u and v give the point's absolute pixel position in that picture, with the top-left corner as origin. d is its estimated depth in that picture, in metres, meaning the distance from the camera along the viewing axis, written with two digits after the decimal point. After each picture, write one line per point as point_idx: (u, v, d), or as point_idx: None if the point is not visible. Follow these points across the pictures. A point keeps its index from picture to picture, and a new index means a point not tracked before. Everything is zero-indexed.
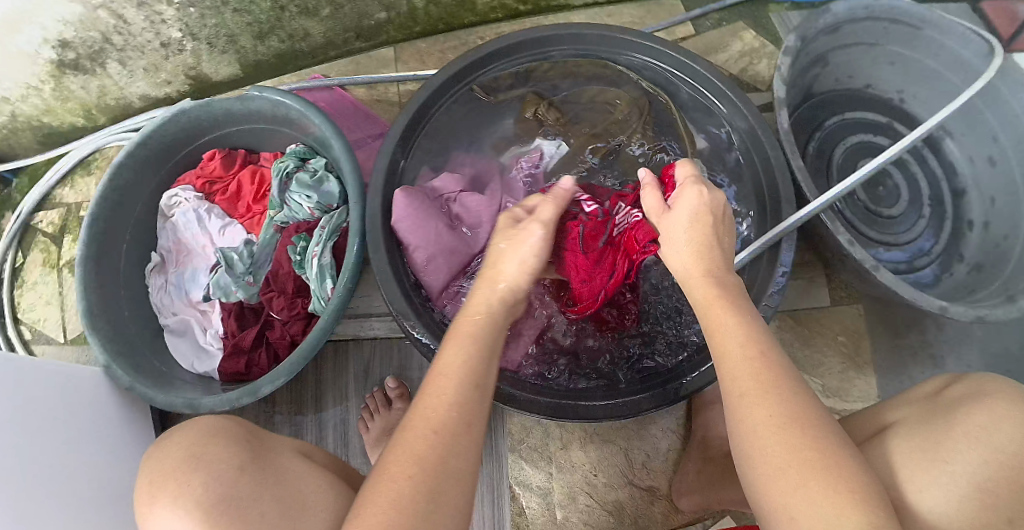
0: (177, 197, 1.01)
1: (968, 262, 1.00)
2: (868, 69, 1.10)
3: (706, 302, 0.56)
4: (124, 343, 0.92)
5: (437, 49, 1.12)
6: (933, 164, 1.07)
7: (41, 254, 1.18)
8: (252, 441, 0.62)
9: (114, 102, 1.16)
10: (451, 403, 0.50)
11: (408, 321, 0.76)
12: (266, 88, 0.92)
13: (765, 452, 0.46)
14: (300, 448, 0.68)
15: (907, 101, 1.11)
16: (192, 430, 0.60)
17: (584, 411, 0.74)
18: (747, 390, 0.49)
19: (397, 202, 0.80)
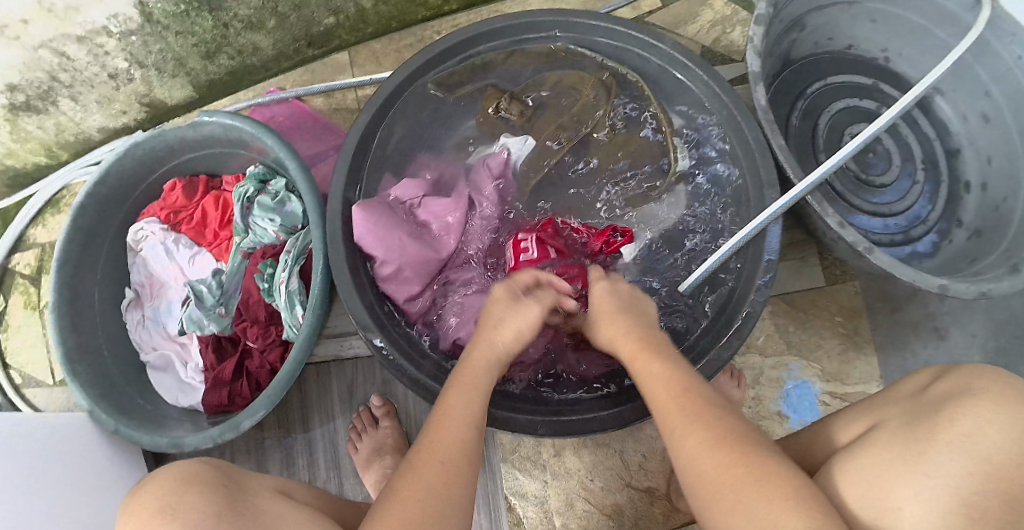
0: (143, 231, 0.99)
1: (968, 227, 0.98)
2: (850, 27, 1.05)
3: (632, 355, 0.61)
4: (106, 386, 0.92)
5: (393, 49, 1.07)
6: (926, 126, 1.04)
7: (21, 297, 1.17)
8: (231, 485, 0.57)
9: (74, 138, 1.13)
10: (459, 438, 0.58)
11: (376, 340, 0.73)
12: (216, 111, 0.87)
13: (703, 471, 0.48)
14: (280, 488, 0.65)
15: (893, 60, 1.07)
16: (167, 476, 0.54)
17: (564, 426, 0.74)
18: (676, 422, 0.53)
19: (354, 214, 0.77)
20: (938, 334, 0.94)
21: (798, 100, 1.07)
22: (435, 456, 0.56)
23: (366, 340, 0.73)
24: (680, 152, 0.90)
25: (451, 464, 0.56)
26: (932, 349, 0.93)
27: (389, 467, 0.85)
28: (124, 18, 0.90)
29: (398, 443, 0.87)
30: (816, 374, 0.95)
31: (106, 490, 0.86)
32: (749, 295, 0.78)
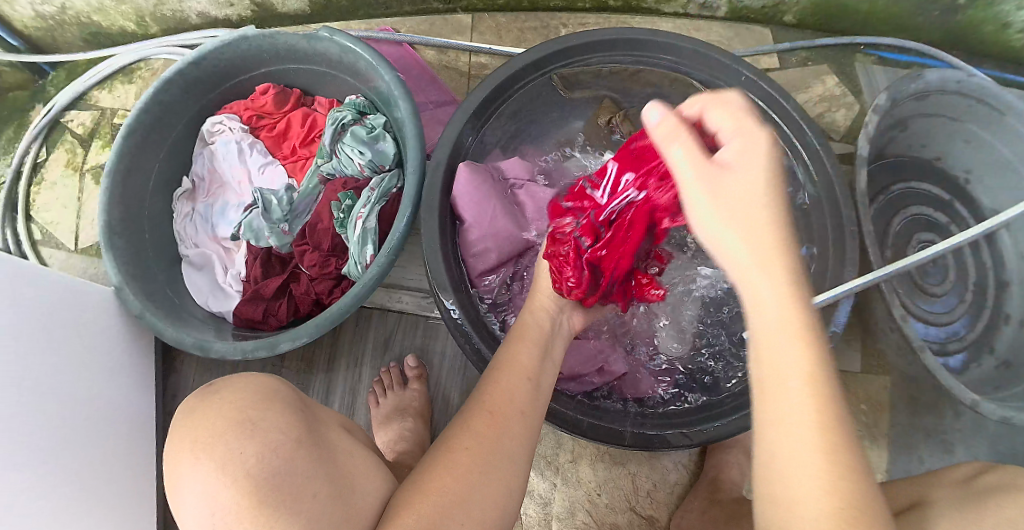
0: (221, 125, 0.97)
1: (999, 356, 0.93)
2: (943, 142, 1.01)
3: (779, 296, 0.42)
4: (138, 265, 0.88)
5: (517, 27, 1.08)
6: (984, 254, 0.98)
7: (65, 154, 1.14)
8: (306, 411, 0.51)
9: (170, 14, 1.12)
10: (516, 392, 0.57)
11: (444, 294, 0.74)
12: (339, 32, 0.86)
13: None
14: (345, 424, 0.59)
15: (972, 184, 1.02)
16: (245, 385, 0.48)
17: (603, 432, 0.73)
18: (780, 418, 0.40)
19: (460, 170, 0.79)
20: (945, 447, 0.90)
21: (877, 194, 1.06)
22: (487, 405, 0.55)
23: (440, 302, 0.74)
24: None
25: (504, 417, 0.54)
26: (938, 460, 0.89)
27: (407, 430, 0.84)
28: None
29: (422, 410, 0.86)
30: None
31: (111, 374, 0.84)
32: None
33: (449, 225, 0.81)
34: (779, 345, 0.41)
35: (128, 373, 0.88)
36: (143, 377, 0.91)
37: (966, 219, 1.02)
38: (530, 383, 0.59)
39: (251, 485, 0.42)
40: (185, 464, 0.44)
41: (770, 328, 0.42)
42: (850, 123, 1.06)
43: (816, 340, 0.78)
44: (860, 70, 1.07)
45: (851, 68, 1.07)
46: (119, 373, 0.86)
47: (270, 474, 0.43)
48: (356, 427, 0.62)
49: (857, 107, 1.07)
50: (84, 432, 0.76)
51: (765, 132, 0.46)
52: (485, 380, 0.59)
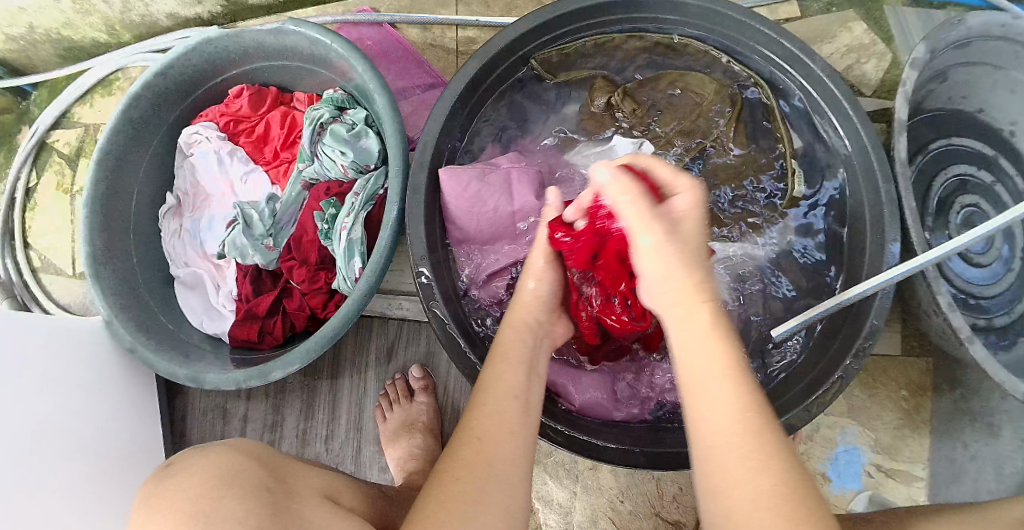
0: (197, 135, 0.91)
1: None
2: (987, 92, 0.90)
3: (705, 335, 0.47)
4: (128, 293, 0.84)
5: None
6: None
7: (54, 177, 1.11)
8: (274, 488, 0.50)
9: (140, 19, 1.07)
10: (509, 416, 0.52)
11: (421, 270, 0.70)
12: (305, 22, 0.79)
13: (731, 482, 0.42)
14: (327, 491, 0.57)
15: (1019, 136, 0.90)
16: (202, 470, 0.47)
17: (605, 455, 0.68)
18: (750, 447, 0.42)
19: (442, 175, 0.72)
20: (990, 431, 0.85)
21: (915, 154, 0.96)
22: (473, 433, 0.50)
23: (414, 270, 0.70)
24: (796, 177, 0.80)
25: (493, 441, 0.50)
26: (982, 444, 0.84)
27: (415, 447, 0.81)
28: None
29: (430, 423, 0.83)
30: (869, 442, 0.90)
31: (113, 407, 0.81)
32: (843, 361, 0.72)
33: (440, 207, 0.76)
34: (693, 355, 0.46)
35: (131, 404, 0.85)
36: (146, 404, 0.88)
37: (1015, 175, 0.91)
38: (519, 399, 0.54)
39: None
40: None
41: (681, 292, 0.49)
42: (881, 74, 0.95)
43: (852, 337, 0.72)
44: (890, 13, 0.96)
45: (880, 11, 0.96)
46: (123, 407, 0.84)
47: None
48: (337, 484, 0.60)
49: (889, 56, 0.95)
50: (96, 473, 0.75)
51: (695, 201, 0.52)
52: (475, 398, 0.54)
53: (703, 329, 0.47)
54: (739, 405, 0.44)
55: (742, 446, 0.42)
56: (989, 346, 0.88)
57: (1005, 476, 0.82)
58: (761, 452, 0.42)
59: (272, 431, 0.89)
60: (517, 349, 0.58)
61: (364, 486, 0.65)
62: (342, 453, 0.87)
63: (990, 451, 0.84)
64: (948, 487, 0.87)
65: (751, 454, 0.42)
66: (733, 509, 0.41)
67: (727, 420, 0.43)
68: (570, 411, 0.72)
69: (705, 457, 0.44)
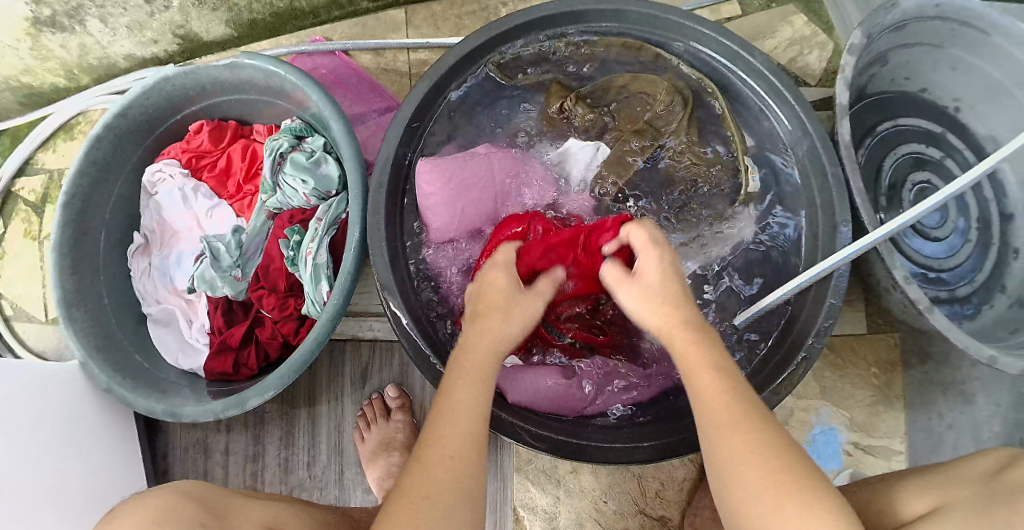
0: (160, 173, 0.92)
1: (1011, 294, 0.87)
2: (928, 72, 0.94)
3: (684, 347, 0.53)
4: (101, 335, 0.84)
5: (454, 14, 0.99)
6: (984, 189, 0.93)
7: (21, 224, 1.11)
8: (208, 523, 0.53)
9: (97, 62, 1.08)
10: (469, 432, 0.51)
11: (388, 295, 0.71)
12: (259, 56, 0.81)
13: (733, 460, 0.47)
14: (271, 523, 0.59)
15: (963, 112, 0.95)
16: (135, 514, 0.51)
17: (574, 449, 0.69)
18: (726, 420, 0.48)
19: (420, 166, 0.77)
20: (964, 399, 0.88)
21: (866, 137, 0.98)
22: (443, 452, 0.49)
23: (384, 301, 0.72)
24: (751, 171, 0.83)
25: (463, 458, 0.49)
26: (957, 413, 0.87)
27: (395, 465, 0.81)
28: None
29: (408, 440, 0.83)
30: (844, 422, 0.92)
31: (92, 451, 0.81)
32: (806, 341, 0.74)
33: (398, 212, 0.77)
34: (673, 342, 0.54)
35: (111, 445, 0.85)
36: (127, 444, 0.88)
37: (962, 150, 0.95)
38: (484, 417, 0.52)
39: None
40: None
41: (676, 348, 0.54)
42: (825, 64, 0.99)
43: (811, 318, 0.74)
44: (828, 4, 1.00)
45: (817, 3, 1.00)
46: (102, 449, 0.83)
47: None
48: (286, 516, 0.61)
49: (831, 46, 0.99)
50: (78, 518, 0.74)
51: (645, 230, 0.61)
52: (432, 418, 0.52)
53: (677, 330, 0.54)
54: (729, 427, 0.48)
55: (758, 458, 0.46)
56: (955, 315, 0.89)
57: (985, 441, 0.85)
58: (774, 451, 0.46)
59: (254, 462, 0.89)
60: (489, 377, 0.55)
61: (311, 509, 0.67)
62: (325, 477, 0.87)
63: (967, 418, 0.87)
64: (926, 460, 0.89)
65: (776, 481, 0.45)
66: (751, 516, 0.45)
67: (739, 441, 0.47)
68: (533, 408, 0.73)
69: (719, 451, 0.48)
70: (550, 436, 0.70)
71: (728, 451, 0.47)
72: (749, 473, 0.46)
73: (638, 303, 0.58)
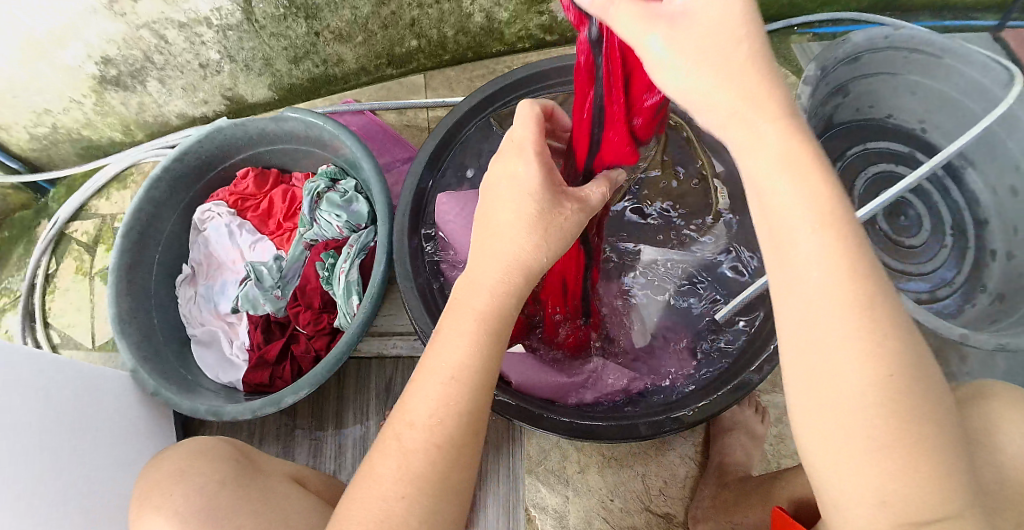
0: (209, 212, 1.05)
1: (991, 292, 0.97)
2: (890, 99, 1.08)
3: (825, 216, 0.40)
4: (150, 350, 0.94)
5: (466, 77, 1.19)
6: (955, 195, 1.04)
7: (73, 262, 1.23)
8: (241, 461, 0.70)
9: (152, 119, 1.23)
10: (461, 405, 0.50)
11: (410, 304, 0.82)
12: (301, 110, 0.95)
13: (855, 378, 0.40)
14: (293, 474, 0.76)
15: (929, 132, 1.09)
16: (183, 449, 0.69)
17: (574, 427, 0.73)
18: (866, 338, 0.40)
19: (440, 199, 0.90)
20: None
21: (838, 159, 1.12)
22: (426, 438, 0.50)
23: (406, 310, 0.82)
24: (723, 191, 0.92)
25: (448, 449, 0.50)
26: None
27: None
28: (226, 12, 0.99)
29: None
30: None
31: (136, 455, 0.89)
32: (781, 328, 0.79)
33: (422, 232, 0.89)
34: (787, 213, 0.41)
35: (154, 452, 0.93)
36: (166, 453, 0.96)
37: None
38: (483, 391, 0.51)
39: (184, 517, 0.62)
40: (141, 512, 0.64)
41: (817, 214, 0.40)
42: None
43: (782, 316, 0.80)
44: (797, 49, 1.15)
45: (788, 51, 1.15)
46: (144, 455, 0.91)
47: (198, 508, 0.62)
48: (304, 470, 0.78)
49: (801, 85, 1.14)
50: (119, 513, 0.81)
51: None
52: (422, 379, 0.52)
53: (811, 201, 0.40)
54: (864, 344, 0.40)
55: (881, 383, 0.39)
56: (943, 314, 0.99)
57: None
58: (902, 379, 0.40)
59: None
60: (501, 325, 0.52)
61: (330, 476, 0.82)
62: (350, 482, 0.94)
63: None
64: None
65: (891, 423, 0.39)
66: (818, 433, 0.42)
67: (870, 374, 0.40)
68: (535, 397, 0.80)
69: (839, 369, 0.40)
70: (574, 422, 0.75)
71: (845, 365, 0.40)
72: (866, 399, 0.40)
73: (682, 46, 0.41)
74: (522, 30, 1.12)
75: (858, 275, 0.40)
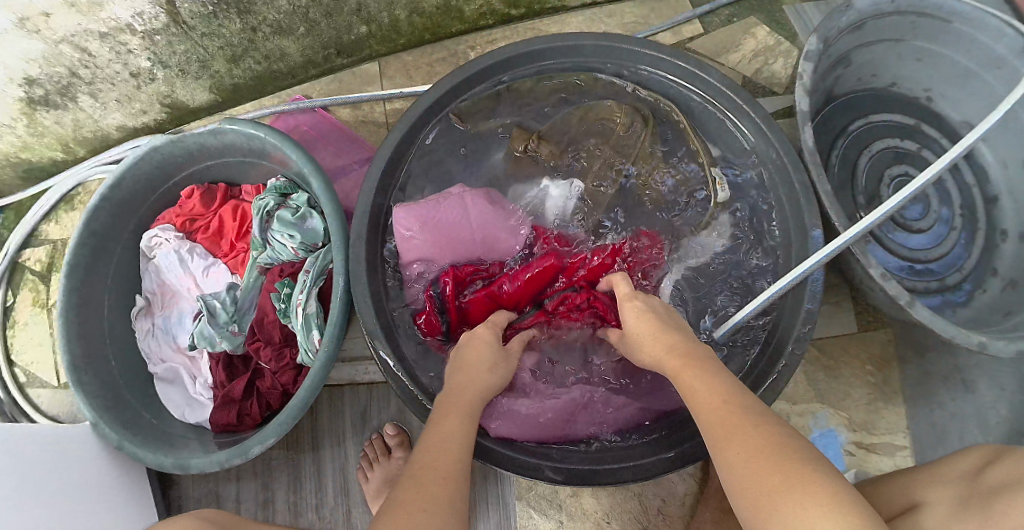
0: (156, 238, 0.96)
1: (1003, 277, 0.91)
2: (894, 66, 1.00)
3: (676, 370, 0.61)
4: (111, 396, 0.88)
5: (425, 63, 1.05)
6: (965, 174, 0.97)
7: (29, 293, 1.16)
8: None
9: (92, 134, 1.13)
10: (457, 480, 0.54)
11: (374, 341, 0.74)
12: (239, 121, 0.86)
13: (730, 460, 0.50)
14: None
15: (935, 101, 1.01)
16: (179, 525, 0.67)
17: (560, 473, 0.72)
18: (720, 429, 0.52)
19: (397, 215, 0.80)
20: None
21: (839, 136, 1.03)
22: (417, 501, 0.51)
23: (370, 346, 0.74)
24: (718, 183, 0.87)
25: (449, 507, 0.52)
26: (959, 403, 0.89)
27: None
28: (149, 16, 0.88)
29: None
30: (843, 422, 0.97)
31: (105, 510, 0.84)
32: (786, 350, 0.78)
33: (382, 259, 0.81)
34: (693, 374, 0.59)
35: (126, 502, 0.88)
36: (142, 500, 0.92)
37: (939, 138, 1.01)
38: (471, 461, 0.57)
39: None
40: None
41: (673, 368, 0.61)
42: (789, 71, 1.06)
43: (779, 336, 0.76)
44: (790, 13, 1.08)
45: (781, 16, 1.08)
46: (115, 507, 0.86)
47: None
48: None
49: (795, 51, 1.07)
50: None
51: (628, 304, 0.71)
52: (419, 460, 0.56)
53: (679, 373, 0.60)
54: (721, 432, 0.52)
55: (746, 451, 0.50)
56: (947, 304, 0.94)
57: (993, 428, 0.84)
58: (762, 442, 0.50)
59: (264, 508, 0.92)
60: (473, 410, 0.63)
61: None
62: (335, 517, 0.90)
63: (972, 407, 0.87)
64: (931, 452, 0.92)
65: (773, 473, 0.48)
66: (754, 522, 0.47)
67: (729, 451, 0.51)
68: (522, 438, 0.77)
69: (726, 465, 0.51)
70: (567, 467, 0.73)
71: (727, 459, 0.51)
72: (747, 475, 0.49)
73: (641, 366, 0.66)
74: (483, 6, 1.00)
75: (723, 389, 0.56)
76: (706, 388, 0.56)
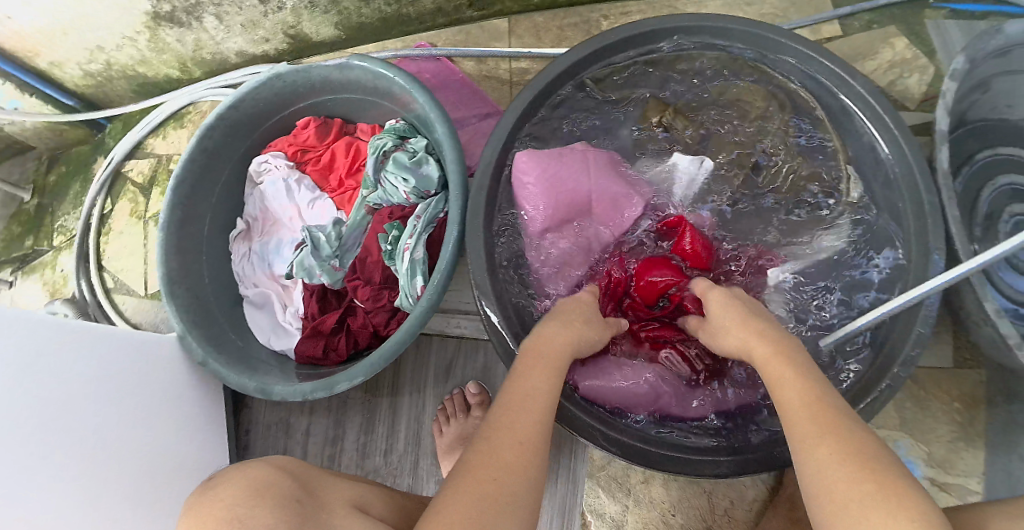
0: (267, 164, 0.98)
1: None
2: None
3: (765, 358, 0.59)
4: (200, 311, 0.90)
5: (556, 25, 1.04)
6: None
7: (128, 203, 1.20)
8: (303, 498, 0.59)
9: (210, 57, 1.15)
10: (532, 422, 0.54)
11: (482, 296, 0.73)
12: (368, 58, 0.85)
13: (810, 461, 0.50)
14: (357, 501, 0.65)
15: None
16: (241, 481, 0.56)
17: (636, 451, 0.70)
18: (808, 432, 0.51)
19: (517, 156, 0.79)
20: None
21: (961, 166, 0.96)
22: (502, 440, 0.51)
23: (478, 303, 0.74)
24: (851, 183, 0.83)
25: (524, 448, 0.51)
26: None
27: None
28: None
29: None
30: (921, 456, 0.89)
31: (181, 420, 0.85)
32: (890, 369, 0.71)
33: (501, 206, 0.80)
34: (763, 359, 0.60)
35: (201, 415, 0.90)
36: (217, 416, 0.94)
37: None
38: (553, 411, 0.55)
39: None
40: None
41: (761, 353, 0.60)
42: (926, 87, 0.99)
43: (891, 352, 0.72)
44: (930, 26, 1.00)
45: (921, 27, 1.00)
46: (190, 418, 0.88)
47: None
48: (368, 495, 0.68)
49: (931, 69, 0.99)
50: (161, 479, 0.77)
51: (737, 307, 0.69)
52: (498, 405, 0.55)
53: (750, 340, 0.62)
54: (814, 432, 0.51)
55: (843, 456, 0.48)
56: None
57: None
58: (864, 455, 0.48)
59: (332, 444, 0.93)
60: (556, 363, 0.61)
61: (397, 495, 0.74)
62: (400, 465, 0.90)
63: None
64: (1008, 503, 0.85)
65: (867, 489, 0.46)
66: (819, 517, 0.48)
67: (830, 452, 0.49)
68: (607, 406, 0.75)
69: (805, 463, 0.50)
70: (624, 441, 0.71)
71: (806, 452, 0.50)
72: (836, 480, 0.47)
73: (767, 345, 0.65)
74: None
75: (813, 395, 0.54)
76: (794, 398, 0.54)
